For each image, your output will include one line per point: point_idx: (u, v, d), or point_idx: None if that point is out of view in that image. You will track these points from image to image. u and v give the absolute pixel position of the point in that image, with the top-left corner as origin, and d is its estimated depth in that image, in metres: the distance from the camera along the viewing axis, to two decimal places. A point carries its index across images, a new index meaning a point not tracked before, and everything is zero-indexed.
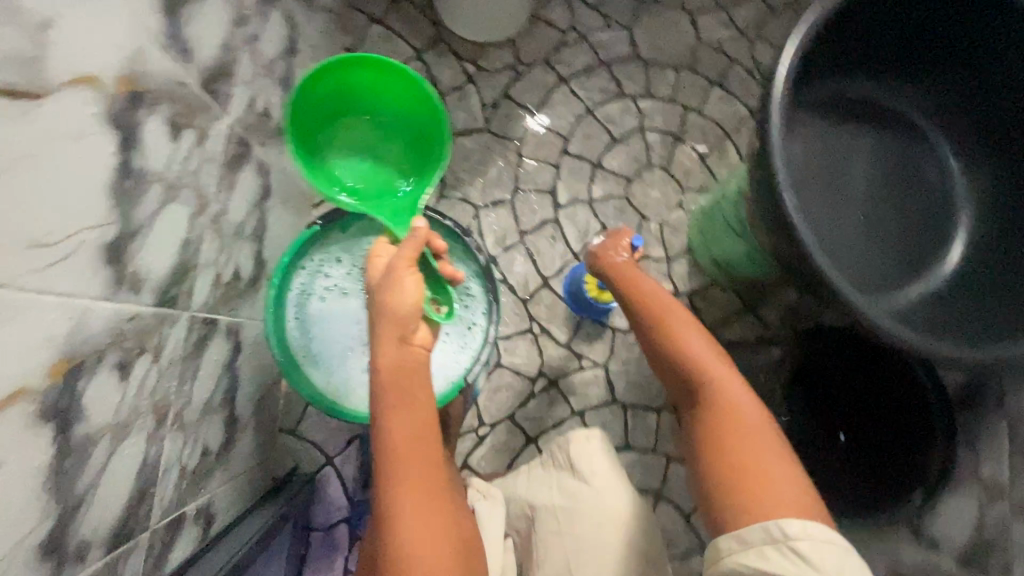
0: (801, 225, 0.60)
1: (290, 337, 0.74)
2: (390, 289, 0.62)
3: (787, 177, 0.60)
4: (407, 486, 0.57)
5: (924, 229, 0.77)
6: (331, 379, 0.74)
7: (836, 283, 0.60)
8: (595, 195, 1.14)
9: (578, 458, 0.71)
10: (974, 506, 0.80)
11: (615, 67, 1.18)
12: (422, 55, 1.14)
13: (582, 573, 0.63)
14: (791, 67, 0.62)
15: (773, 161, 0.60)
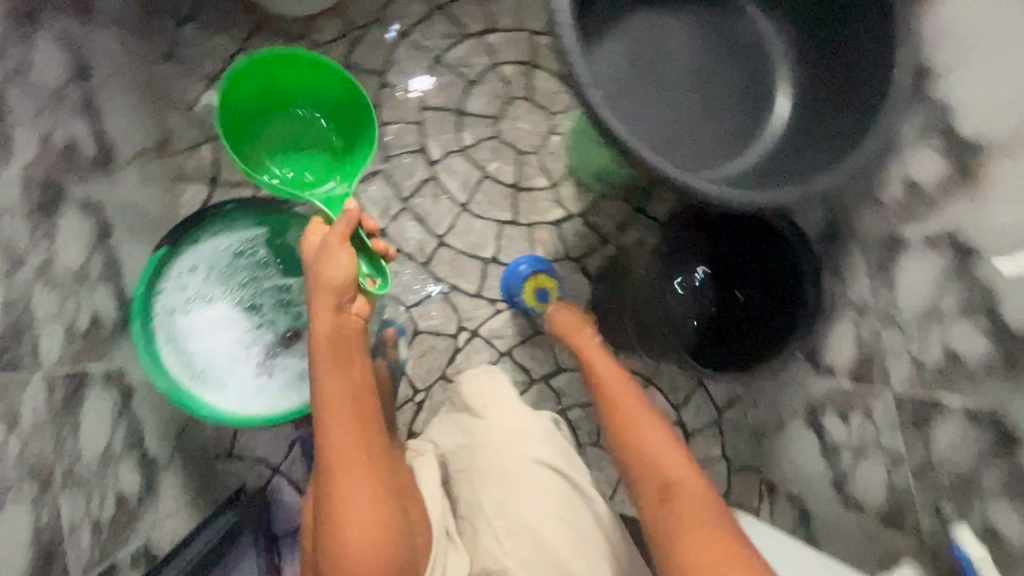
0: (610, 116, 0.62)
1: (167, 363, 0.72)
2: (325, 262, 0.66)
3: (585, 73, 0.61)
4: (342, 442, 0.61)
5: (750, 90, 0.79)
6: (222, 391, 0.73)
7: (657, 162, 0.63)
8: (466, 142, 1.14)
9: (472, 397, 0.73)
10: (851, 330, 0.89)
11: (451, 7, 1.15)
12: (248, 43, 1.08)
13: (491, 499, 0.64)
14: None
15: (570, 61, 0.61)
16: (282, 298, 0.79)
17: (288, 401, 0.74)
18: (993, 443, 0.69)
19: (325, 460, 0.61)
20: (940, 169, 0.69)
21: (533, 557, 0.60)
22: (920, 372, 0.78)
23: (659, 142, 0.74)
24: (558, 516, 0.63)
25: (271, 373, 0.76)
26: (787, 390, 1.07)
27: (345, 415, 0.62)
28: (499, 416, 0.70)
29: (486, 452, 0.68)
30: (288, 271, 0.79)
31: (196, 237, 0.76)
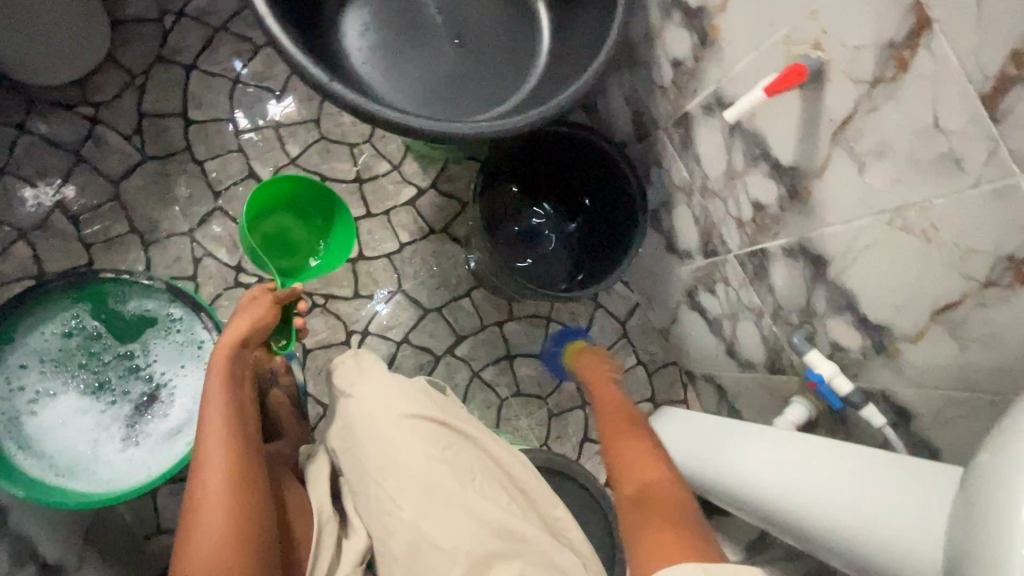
0: (342, 90, 0.62)
1: (23, 463, 0.75)
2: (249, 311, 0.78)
3: (305, 60, 0.62)
4: (218, 445, 0.64)
5: (508, 20, 0.81)
6: (89, 474, 0.77)
7: (406, 120, 0.64)
8: (294, 153, 1.11)
9: (341, 381, 0.72)
10: (688, 211, 0.94)
11: (233, 25, 1.11)
12: (28, 126, 1.02)
13: (372, 468, 0.65)
14: None
15: (287, 51, 0.62)
16: (127, 368, 0.83)
17: (162, 465, 0.79)
18: (810, 271, 0.74)
19: (197, 463, 0.63)
20: (689, 41, 0.74)
21: (422, 507, 0.62)
22: (744, 229, 0.83)
23: (432, 99, 0.76)
24: (442, 460, 0.64)
25: (133, 442, 0.80)
26: (668, 285, 1.12)
27: (224, 422, 0.66)
28: (367, 392, 0.69)
29: (361, 425, 0.67)
30: (126, 339, 0.83)
31: (17, 335, 0.79)
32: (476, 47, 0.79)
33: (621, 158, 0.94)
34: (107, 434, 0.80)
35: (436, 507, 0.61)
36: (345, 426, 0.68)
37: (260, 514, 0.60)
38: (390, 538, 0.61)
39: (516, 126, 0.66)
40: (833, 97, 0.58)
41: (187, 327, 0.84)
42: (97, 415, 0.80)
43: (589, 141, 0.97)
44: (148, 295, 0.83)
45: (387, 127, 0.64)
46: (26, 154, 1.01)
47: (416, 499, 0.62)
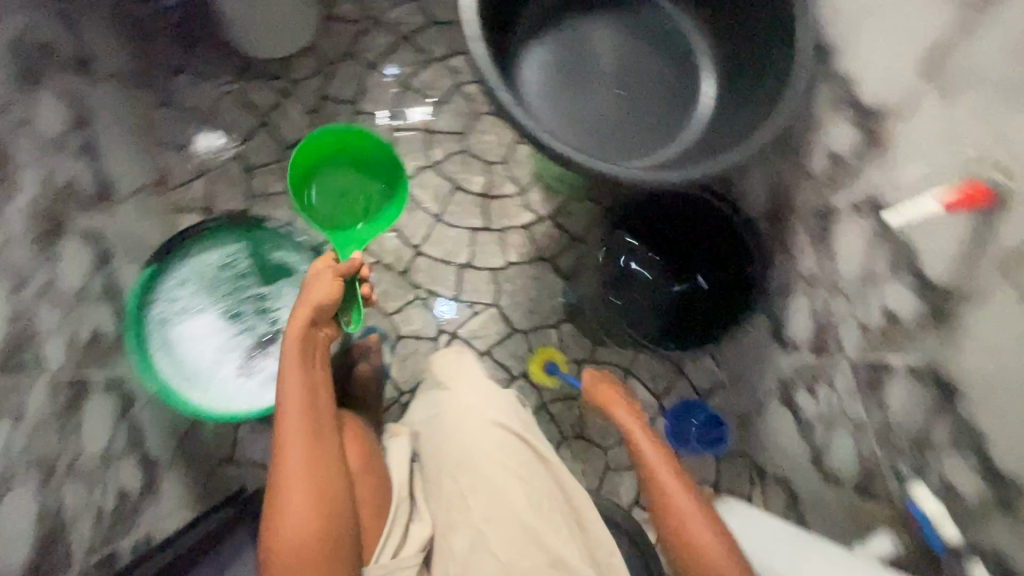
0: (523, 116, 0.68)
1: (159, 364, 0.83)
2: (316, 286, 0.73)
3: (498, 84, 0.69)
4: (297, 439, 0.63)
5: (676, 79, 0.85)
6: (204, 393, 0.84)
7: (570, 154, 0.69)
8: (436, 158, 1.21)
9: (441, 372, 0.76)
10: (805, 302, 0.91)
11: (416, 38, 1.25)
12: (234, 87, 1.19)
13: (451, 463, 0.68)
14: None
15: (484, 73, 0.69)
16: (260, 304, 0.92)
17: (269, 400, 0.85)
18: (935, 400, 0.69)
19: (278, 452, 0.63)
20: (853, 138, 0.74)
21: (489, 515, 0.64)
22: (866, 336, 0.79)
23: (592, 138, 0.81)
24: (517, 476, 0.66)
25: (249, 374, 0.87)
26: (759, 372, 1.08)
27: (303, 413, 0.65)
28: (463, 391, 0.73)
29: (450, 417, 0.71)
30: (262, 281, 0.94)
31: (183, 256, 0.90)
32: (641, 98, 0.84)
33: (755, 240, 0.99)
34: (231, 359, 0.88)
35: (503, 519, 0.64)
36: (437, 412, 0.73)
37: (339, 513, 0.61)
38: (453, 531, 0.65)
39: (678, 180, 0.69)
40: (1006, 227, 0.56)
41: None
42: (226, 340, 0.88)
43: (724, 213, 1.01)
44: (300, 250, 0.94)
45: (553, 157, 0.69)
46: (224, 109, 1.18)
47: (485, 504, 0.64)
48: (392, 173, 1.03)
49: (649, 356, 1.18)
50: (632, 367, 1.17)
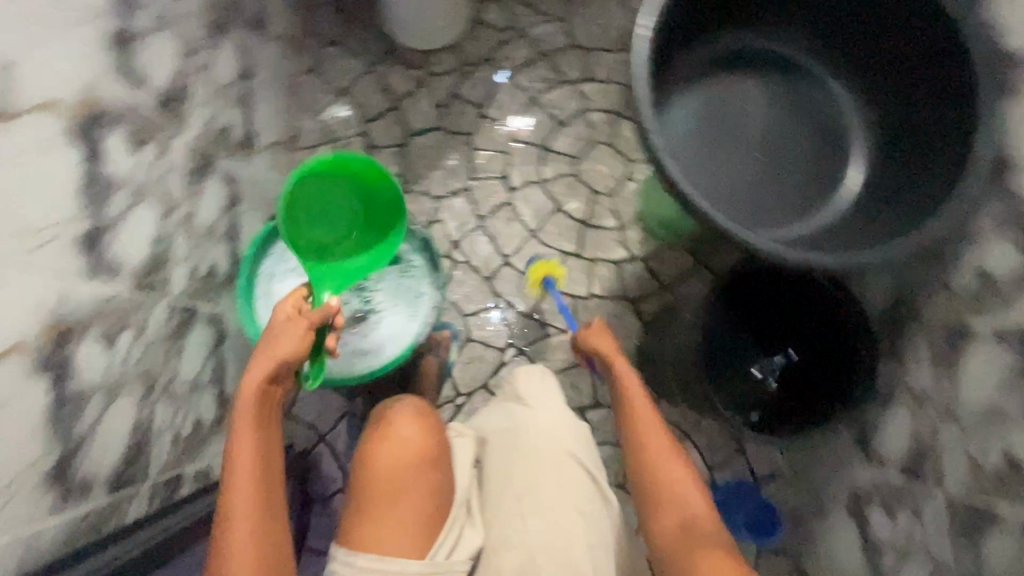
0: (674, 172, 0.66)
1: (258, 315, 0.89)
2: (281, 337, 0.64)
3: (657, 132, 0.66)
4: (245, 521, 0.57)
5: (820, 158, 0.82)
6: None
7: (713, 217, 0.66)
8: (546, 176, 1.22)
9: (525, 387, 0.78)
10: (908, 417, 0.84)
11: (554, 56, 1.26)
12: (376, 68, 1.24)
13: (516, 478, 0.68)
14: (648, 33, 0.67)
15: (644, 118, 0.66)
16: (360, 283, 0.94)
17: (345, 373, 0.88)
18: None
19: (221, 531, 0.56)
20: (1016, 262, 0.68)
21: (543, 541, 0.64)
22: (977, 476, 0.72)
23: (722, 202, 0.78)
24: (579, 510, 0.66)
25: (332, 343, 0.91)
26: (832, 473, 1.01)
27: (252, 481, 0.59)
28: (542, 411, 0.74)
29: (525, 434, 0.72)
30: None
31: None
32: (781, 171, 0.81)
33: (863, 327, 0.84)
34: None
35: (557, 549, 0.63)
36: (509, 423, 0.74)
37: None
38: (503, 548, 0.64)
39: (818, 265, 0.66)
40: None
41: (417, 276, 0.95)
42: None
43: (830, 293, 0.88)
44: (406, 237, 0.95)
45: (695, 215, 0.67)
46: (362, 87, 1.23)
47: (542, 528, 0.64)
48: (383, 208, 0.89)
49: (711, 424, 1.13)
50: (692, 431, 1.13)
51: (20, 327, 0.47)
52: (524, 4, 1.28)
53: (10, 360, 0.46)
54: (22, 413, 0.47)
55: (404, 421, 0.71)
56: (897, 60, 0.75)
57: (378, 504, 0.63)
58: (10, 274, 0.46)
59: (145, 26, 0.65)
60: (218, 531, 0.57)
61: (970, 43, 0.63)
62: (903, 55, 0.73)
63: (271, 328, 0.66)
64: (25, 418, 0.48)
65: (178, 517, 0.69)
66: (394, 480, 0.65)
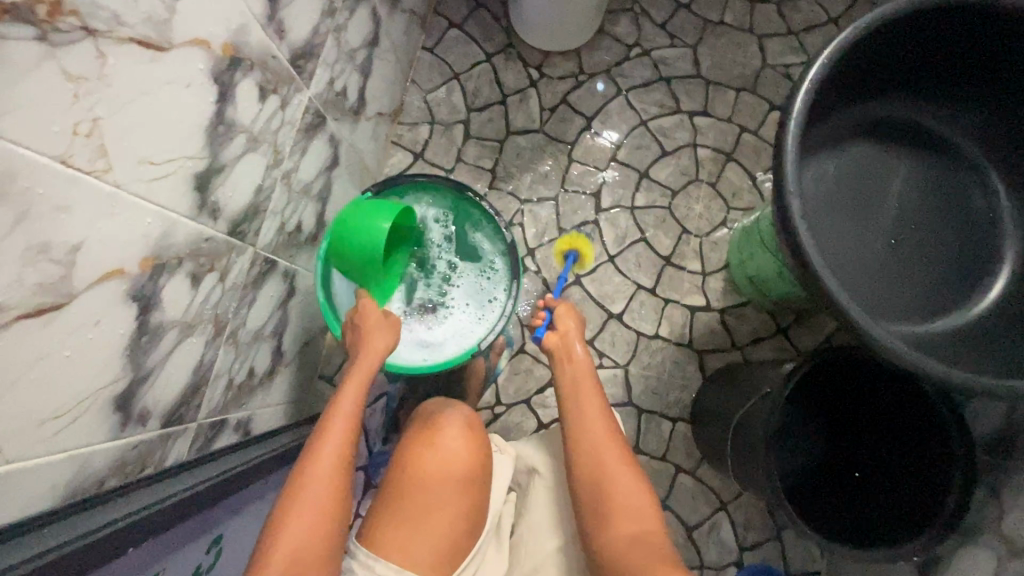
0: (810, 245, 0.60)
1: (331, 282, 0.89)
2: (377, 336, 0.80)
3: (798, 202, 0.60)
4: (318, 485, 0.68)
5: (960, 258, 0.74)
6: None
7: (843, 303, 0.59)
8: (637, 203, 1.17)
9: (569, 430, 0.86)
10: (991, 563, 0.74)
11: (675, 83, 1.20)
12: (492, 59, 1.22)
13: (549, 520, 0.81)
14: (809, 94, 0.61)
15: (787, 184, 0.60)
16: (438, 274, 0.93)
17: (403, 360, 0.88)
18: None
19: (297, 489, 0.67)
20: None
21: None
22: None
23: (843, 281, 0.71)
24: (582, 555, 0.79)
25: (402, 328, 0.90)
26: None
27: (340, 447, 0.71)
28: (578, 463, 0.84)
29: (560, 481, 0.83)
30: (450, 253, 0.94)
31: (399, 196, 0.93)
32: (914, 262, 0.73)
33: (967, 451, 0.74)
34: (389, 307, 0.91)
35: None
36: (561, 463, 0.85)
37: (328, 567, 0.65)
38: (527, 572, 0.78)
39: (951, 377, 0.59)
40: None
41: (494, 279, 0.92)
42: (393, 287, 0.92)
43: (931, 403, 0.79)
44: (494, 238, 0.93)
45: (823, 295, 0.60)
46: (475, 75, 1.21)
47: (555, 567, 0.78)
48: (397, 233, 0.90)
49: (752, 502, 1.06)
50: (729, 503, 1.06)
51: (122, 254, 0.47)
52: (655, 23, 1.22)
53: (109, 283, 0.46)
54: (106, 336, 0.47)
55: (457, 430, 0.79)
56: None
57: (418, 508, 0.73)
58: (126, 200, 0.46)
59: None
60: (295, 486, 0.68)
61: None
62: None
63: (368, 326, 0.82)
64: (106, 342, 0.47)
65: (216, 467, 0.71)
66: (440, 490, 0.74)
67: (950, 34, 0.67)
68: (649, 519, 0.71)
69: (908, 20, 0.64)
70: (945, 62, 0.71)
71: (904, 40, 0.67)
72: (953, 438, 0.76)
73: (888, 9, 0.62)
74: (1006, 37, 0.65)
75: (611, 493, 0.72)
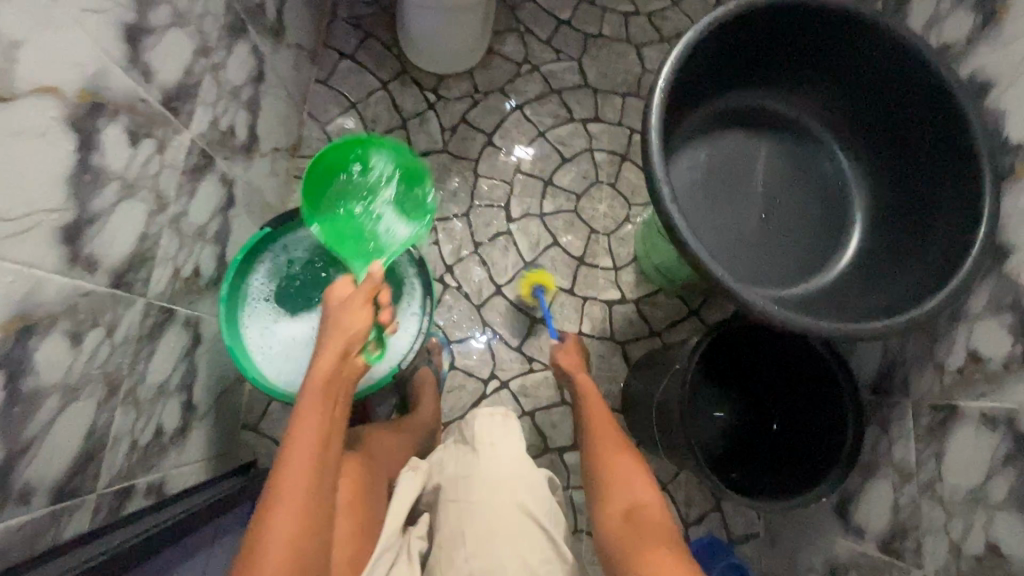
0: (683, 227, 0.66)
1: (241, 326, 0.86)
2: (347, 315, 0.69)
3: (668, 190, 0.66)
4: (288, 503, 0.59)
5: (822, 223, 0.83)
6: (275, 366, 0.86)
7: (718, 274, 0.65)
8: (546, 210, 1.22)
9: (478, 428, 0.81)
10: (890, 491, 0.82)
11: (565, 93, 1.27)
12: (388, 85, 1.24)
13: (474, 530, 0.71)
14: (664, 94, 0.68)
15: (656, 177, 0.66)
16: None
17: None
18: None
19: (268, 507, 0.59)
20: (1003, 345, 0.66)
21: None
22: (957, 559, 0.69)
23: (725, 256, 0.79)
24: (531, 571, 0.69)
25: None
26: (810, 542, 0.98)
27: (313, 451, 0.63)
28: (493, 456, 0.77)
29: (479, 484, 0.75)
30: None
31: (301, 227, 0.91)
32: (783, 231, 0.82)
33: (852, 397, 0.82)
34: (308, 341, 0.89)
35: None
36: (472, 464, 0.77)
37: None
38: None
39: (816, 330, 0.66)
40: None
41: (410, 296, 0.93)
42: (308, 322, 0.90)
43: (822, 359, 0.86)
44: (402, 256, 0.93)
45: (699, 270, 0.66)
46: (372, 103, 1.23)
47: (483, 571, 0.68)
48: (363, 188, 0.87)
49: (690, 478, 1.11)
50: (669, 483, 1.10)
51: None
52: (540, 40, 1.30)
53: None
54: None
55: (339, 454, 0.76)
56: (918, 141, 0.75)
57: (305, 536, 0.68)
58: None
59: (161, 21, 0.63)
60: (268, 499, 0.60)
61: (970, 115, 0.67)
62: (927, 131, 0.73)
63: (334, 307, 0.70)
64: None
65: (128, 530, 0.64)
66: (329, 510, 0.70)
67: (777, 30, 0.76)
68: (648, 501, 0.70)
69: (739, 21, 0.72)
70: (781, 53, 0.80)
71: (741, 36, 0.76)
72: (841, 384, 0.83)
73: (719, 13, 0.69)
74: (826, 29, 0.75)
75: (608, 482, 0.73)
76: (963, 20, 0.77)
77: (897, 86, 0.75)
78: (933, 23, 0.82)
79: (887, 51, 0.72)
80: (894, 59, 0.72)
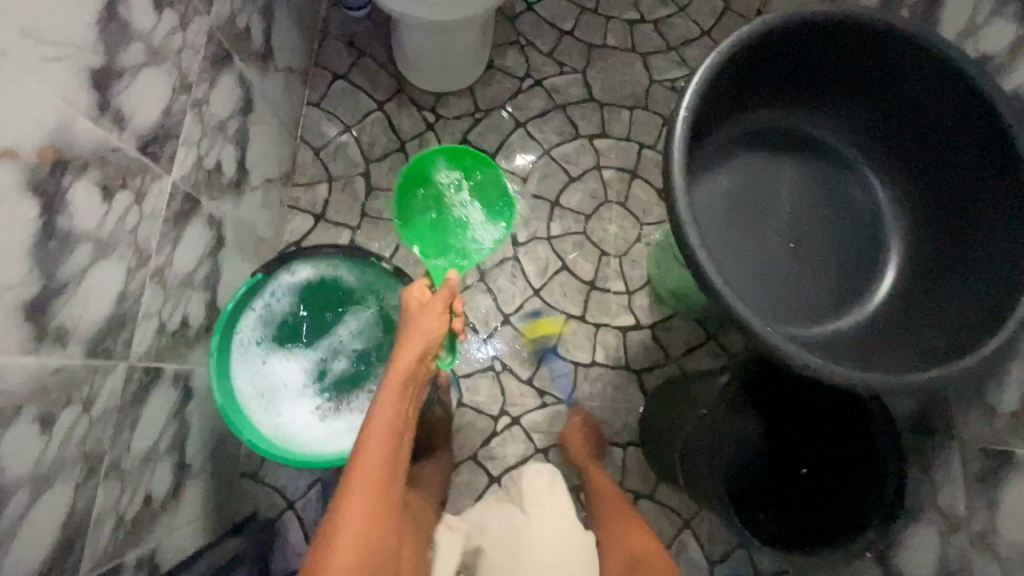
0: (712, 268, 0.60)
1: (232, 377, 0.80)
2: (426, 316, 0.71)
3: (694, 227, 0.61)
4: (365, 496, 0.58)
5: (855, 253, 0.77)
6: (270, 421, 0.81)
7: (751, 321, 0.60)
8: (553, 232, 1.16)
9: (525, 485, 0.78)
10: (936, 538, 0.76)
11: (570, 108, 1.22)
12: (384, 106, 1.18)
13: None
14: (687, 122, 0.62)
15: (680, 213, 0.60)
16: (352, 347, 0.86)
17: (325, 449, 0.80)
18: None
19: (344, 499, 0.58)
20: None
21: None
22: None
23: (751, 293, 0.73)
24: None
25: (324, 419, 0.82)
26: None
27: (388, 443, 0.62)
28: (544, 517, 0.74)
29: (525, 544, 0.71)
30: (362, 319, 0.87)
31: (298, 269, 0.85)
32: (813, 262, 0.76)
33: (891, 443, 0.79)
34: (304, 392, 0.83)
35: None
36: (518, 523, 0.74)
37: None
38: None
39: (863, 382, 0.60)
40: None
41: None
42: (303, 371, 0.84)
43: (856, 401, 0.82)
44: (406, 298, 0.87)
45: (731, 316, 0.60)
46: (368, 125, 1.17)
47: None
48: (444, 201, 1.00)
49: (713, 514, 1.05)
50: (691, 520, 1.05)
51: None
52: (542, 53, 1.24)
53: None
54: None
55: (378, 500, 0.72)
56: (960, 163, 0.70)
57: None
58: None
59: (135, 60, 0.58)
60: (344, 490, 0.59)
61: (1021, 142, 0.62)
62: (971, 156, 0.68)
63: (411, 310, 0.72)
64: None
65: None
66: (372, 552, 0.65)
67: (806, 46, 0.70)
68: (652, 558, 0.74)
69: (766, 38, 0.67)
70: (809, 70, 0.75)
71: (768, 54, 0.70)
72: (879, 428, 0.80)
73: (744, 32, 0.64)
74: (858, 45, 0.69)
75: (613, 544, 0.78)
76: (1002, 30, 0.71)
77: (937, 106, 0.69)
78: (968, 33, 0.77)
79: (927, 70, 0.67)
80: (933, 78, 0.67)
